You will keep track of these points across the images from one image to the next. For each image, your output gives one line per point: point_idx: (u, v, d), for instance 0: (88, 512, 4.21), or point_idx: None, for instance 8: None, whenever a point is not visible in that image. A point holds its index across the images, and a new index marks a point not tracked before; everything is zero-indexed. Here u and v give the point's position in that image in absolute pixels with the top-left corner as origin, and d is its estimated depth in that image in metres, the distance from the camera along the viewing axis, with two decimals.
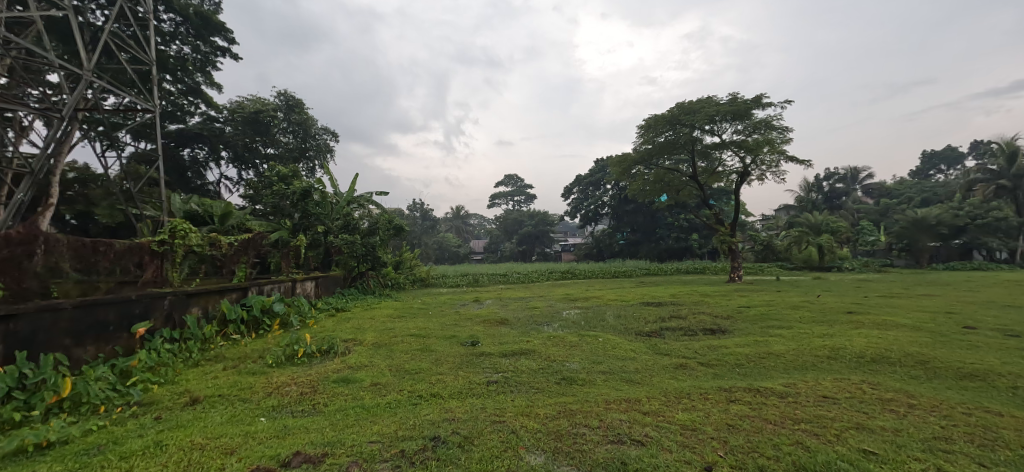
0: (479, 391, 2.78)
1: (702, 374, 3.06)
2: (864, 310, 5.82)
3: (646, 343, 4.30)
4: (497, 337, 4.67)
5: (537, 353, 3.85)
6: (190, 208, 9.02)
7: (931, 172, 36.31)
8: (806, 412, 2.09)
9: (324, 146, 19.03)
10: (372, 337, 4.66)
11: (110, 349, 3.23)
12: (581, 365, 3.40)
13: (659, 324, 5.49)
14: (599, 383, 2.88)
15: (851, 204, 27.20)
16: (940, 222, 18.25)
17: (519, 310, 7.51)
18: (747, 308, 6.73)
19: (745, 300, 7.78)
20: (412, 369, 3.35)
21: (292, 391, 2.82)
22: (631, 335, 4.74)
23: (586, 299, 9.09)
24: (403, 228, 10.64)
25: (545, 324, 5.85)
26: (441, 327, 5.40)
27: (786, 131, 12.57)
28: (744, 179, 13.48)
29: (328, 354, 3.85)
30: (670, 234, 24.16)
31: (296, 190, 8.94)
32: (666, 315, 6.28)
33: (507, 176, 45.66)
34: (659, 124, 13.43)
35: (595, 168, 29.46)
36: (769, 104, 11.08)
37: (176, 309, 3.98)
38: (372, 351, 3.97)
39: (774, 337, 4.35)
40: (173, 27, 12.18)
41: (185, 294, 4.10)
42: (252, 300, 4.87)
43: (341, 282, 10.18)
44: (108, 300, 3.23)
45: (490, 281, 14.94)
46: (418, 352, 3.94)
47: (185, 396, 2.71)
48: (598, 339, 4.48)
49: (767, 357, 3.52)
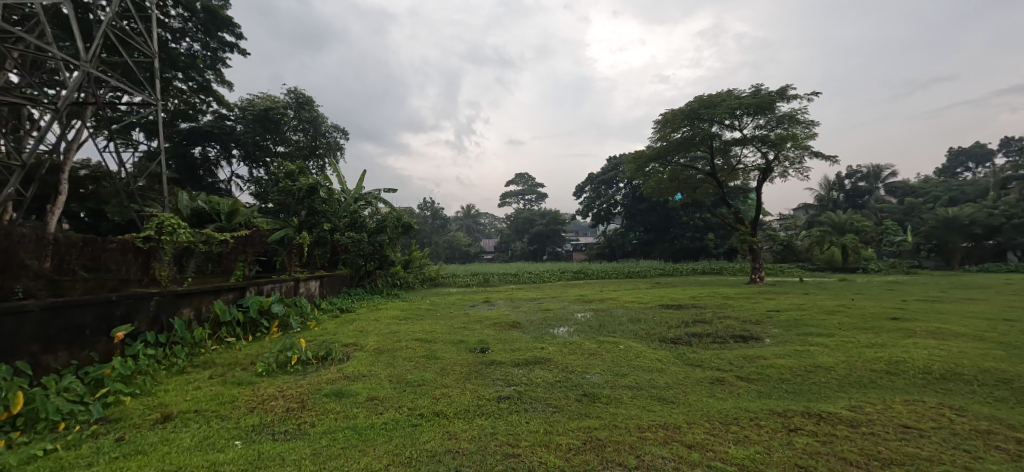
0: (489, 409, 2.45)
1: (743, 393, 2.67)
2: (909, 316, 5.33)
3: (672, 350, 3.92)
4: (508, 342, 4.31)
5: (553, 362, 3.50)
6: (196, 204, 8.81)
7: (958, 170, 34.90)
8: (893, 449, 1.70)
9: (334, 144, 18.85)
10: (375, 341, 4.34)
11: (84, 355, 2.95)
12: (604, 377, 3.04)
13: (684, 329, 5.10)
14: (627, 402, 2.50)
15: (875, 204, 26.25)
16: (973, 221, 17.36)
17: (531, 312, 7.14)
18: (777, 312, 6.27)
19: (773, 304, 7.28)
20: (416, 379, 3.03)
21: (277, 407, 2.50)
22: (654, 342, 4.34)
23: (600, 301, 8.70)
24: (411, 226, 10.31)
25: (558, 328, 5.51)
26: (448, 331, 5.04)
27: (811, 125, 11.99)
28: (766, 176, 12.91)
29: (325, 361, 3.54)
30: (685, 234, 23.54)
31: (302, 186, 8.58)
32: (690, 319, 5.85)
33: (518, 176, 45.39)
34: (676, 119, 12.95)
35: (608, 166, 28.92)
36: (794, 96, 10.54)
37: (164, 311, 3.69)
38: (374, 358, 3.66)
39: (816, 346, 3.92)
40: (182, 24, 12.07)
41: (174, 294, 3.81)
42: (249, 301, 4.59)
43: (348, 282, 9.95)
44: (81, 301, 2.94)
45: (500, 281, 14.59)
46: (425, 359, 3.63)
47: (157, 412, 2.41)
48: (618, 347, 4.09)
49: (815, 372, 3.12)
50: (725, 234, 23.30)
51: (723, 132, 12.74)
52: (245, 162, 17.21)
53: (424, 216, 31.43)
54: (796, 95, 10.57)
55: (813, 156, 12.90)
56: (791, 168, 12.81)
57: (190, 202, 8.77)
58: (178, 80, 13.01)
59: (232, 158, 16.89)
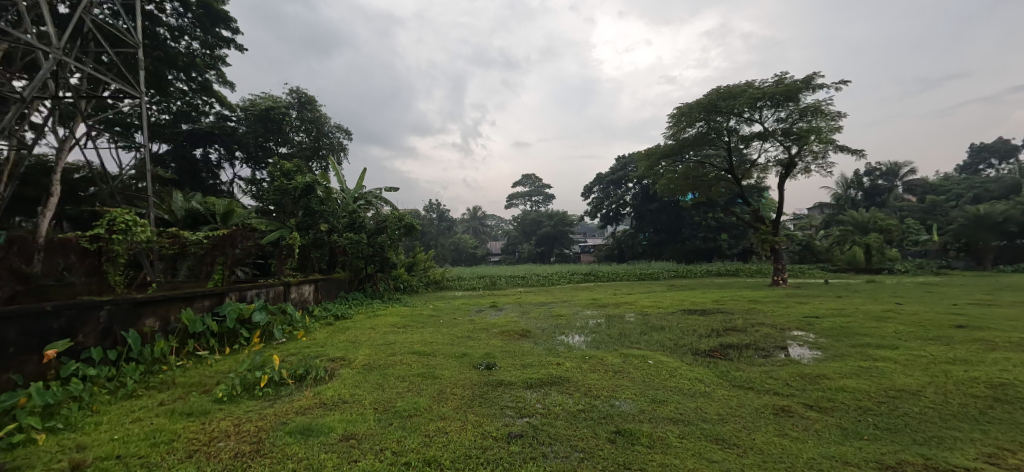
0: (496, 454, 1.89)
1: (822, 430, 2.09)
2: (977, 324, 4.66)
3: (711, 367, 3.34)
4: (519, 357, 3.73)
5: (573, 383, 2.91)
6: (192, 206, 8.33)
7: (980, 167, 33.58)
8: None
9: (337, 144, 18.43)
10: (365, 355, 3.80)
11: (5, 378, 2.43)
12: (637, 405, 2.46)
13: (716, 340, 4.52)
14: (674, 445, 1.93)
15: (895, 203, 25.34)
16: (1006, 219, 16.49)
17: (542, 318, 6.57)
18: (817, 319, 5.64)
19: (808, 309, 6.60)
20: (408, 407, 2.48)
21: (223, 451, 1.94)
22: (688, 356, 3.73)
23: (616, 305, 8.08)
24: (415, 227, 9.78)
25: (572, 336, 4.95)
26: (450, 341, 4.49)
27: (836, 117, 11.32)
28: (789, 172, 12.23)
29: (302, 381, 3.00)
30: (696, 234, 22.82)
31: (298, 186, 8.10)
32: (721, 327, 5.24)
33: (524, 176, 44.77)
34: (692, 112, 12.28)
35: (617, 165, 28.13)
36: (822, 85, 9.85)
37: (117, 322, 3.18)
38: (361, 377, 3.12)
39: (882, 363, 3.33)
40: (179, 21, 11.72)
41: (132, 303, 3.29)
42: (226, 309, 4.08)
43: (347, 285, 9.46)
44: (3, 314, 2.41)
45: (508, 284, 14.05)
46: (421, 379, 3.07)
47: (68, 458, 1.87)
48: (646, 362, 3.52)
49: (904, 399, 2.52)
50: (739, 234, 22.53)
51: (741, 127, 12.14)
52: (247, 164, 16.89)
53: (430, 218, 30.95)
54: (823, 84, 9.89)
55: (838, 151, 12.19)
56: (814, 164, 12.13)
57: (185, 203, 8.31)
58: (175, 79, 12.55)
59: (233, 159, 16.55)
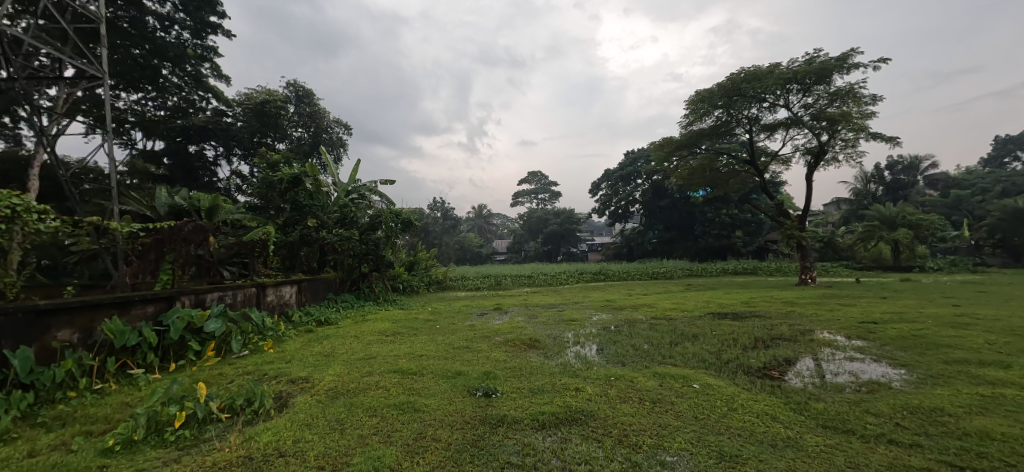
0: None
1: None
2: None
3: (786, 396, 2.51)
4: (525, 377, 2.96)
5: (601, 423, 2.12)
6: (171, 201, 7.69)
7: (1006, 160, 32.02)
8: None
9: (336, 140, 17.73)
10: (331, 376, 3.02)
11: None
12: (702, 466, 1.69)
13: (769, 353, 3.69)
14: None
15: (917, 198, 24.19)
16: None
17: (553, 322, 5.81)
18: (874, 324, 4.84)
19: (860, 312, 5.70)
20: (366, 468, 1.71)
21: None
22: (742, 378, 2.92)
23: (634, 308, 7.26)
24: (412, 221, 8.98)
25: (587, 346, 4.17)
26: (442, 354, 3.72)
27: (870, 100, 10.38)
28: (818, 162, 11.28)
29: (239, 416, 2.26)
30: (709, 232, 21.85)
31: (284, 177, 7.60)
32: (765, 336, 4.40)
33: (530, 173, 43.77)
34: (711, 98, 11.37)
35: (625, 160, 27.11)
36: (859, 65, 8.94)
37: (8, 337, 2.47)
38: (317, 410, 2.36)
39: (1011, 390, 2.50)
40: (168, 10, 11.04)
41: (35, 312, 2.58)
42: (171, 317, 3.36)
43: (338, 286, 8.70)
44: None
45: (513, 283, 13.28)
46: (397, 414, 2.29)
47: None
48: (694, 386, 2.71)
49: None
50: (755, 231, 21.50)
51: (764, 114, 11.28)
52: (245, 160, 16.19)
53: (433, 217, 30.03)
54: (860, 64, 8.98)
55: (870, 139, 11.25)
56: (843, 152, 11.21)
57: (168, 198, 7.56)
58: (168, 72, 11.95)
59: (231, 156, 15.87)
